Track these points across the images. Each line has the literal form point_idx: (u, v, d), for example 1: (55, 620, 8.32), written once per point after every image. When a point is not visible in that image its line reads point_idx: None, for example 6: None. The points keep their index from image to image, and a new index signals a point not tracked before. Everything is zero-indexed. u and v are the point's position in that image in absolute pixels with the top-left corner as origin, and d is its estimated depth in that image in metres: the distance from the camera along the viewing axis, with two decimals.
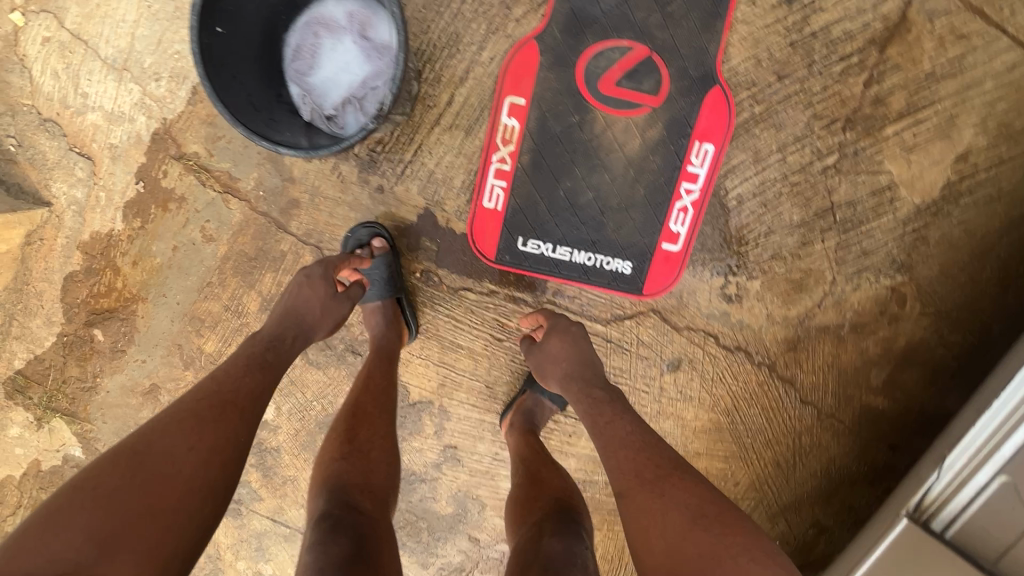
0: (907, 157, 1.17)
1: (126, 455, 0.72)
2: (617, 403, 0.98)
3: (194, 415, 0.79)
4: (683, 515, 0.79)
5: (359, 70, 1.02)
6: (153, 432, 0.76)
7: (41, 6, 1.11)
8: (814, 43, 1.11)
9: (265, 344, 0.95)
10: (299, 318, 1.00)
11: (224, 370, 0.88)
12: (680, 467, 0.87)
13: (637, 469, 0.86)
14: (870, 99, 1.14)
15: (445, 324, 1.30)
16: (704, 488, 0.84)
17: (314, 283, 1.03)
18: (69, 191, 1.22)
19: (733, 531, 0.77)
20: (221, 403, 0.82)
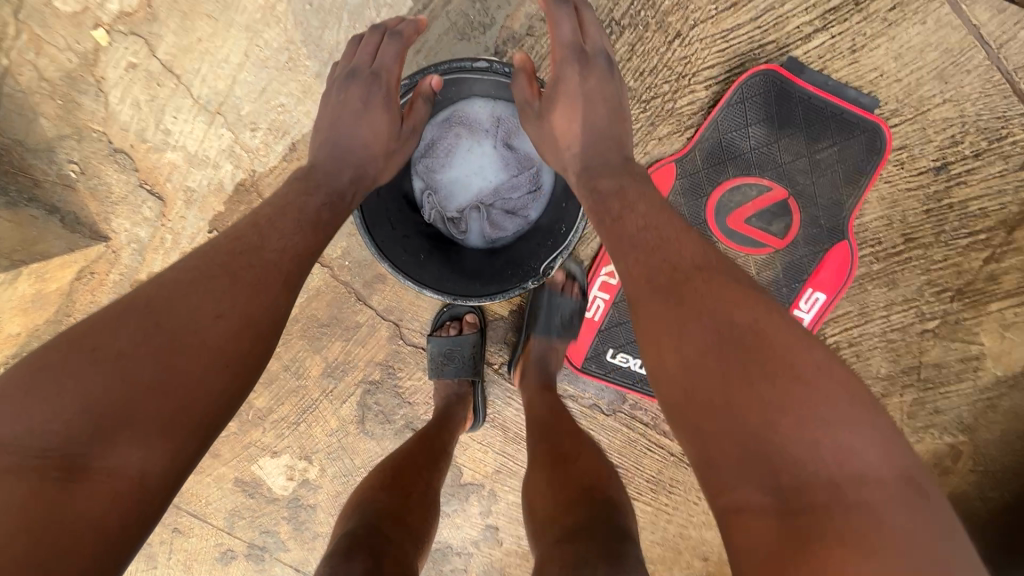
0: (1002, 331, 1.18)
1: (142, 306, 0.55)
2: (633, 180, 0.73)
3: (226, 275, 0.60)
4: (707, 329, 0.55)
5: (493, 177, 0.94)
6: (175, 281, 0.58)
7: (130, 28, 0.96)
8: (949, 214, 1.08)
9: (319, 172, 0.76)
10: (349, 142, 0.80)
11: (267, 222, 0.67)
12: (713, 266, 0.61)
13: (650, 274, 0.61)
14: (985, 275, 1.13)
15: (514, 417, 1.27)
16: (745, 290, 0.58)
17: (369, 112, 0.81)
18: (132, 228, 1.09)
19: (780, 345, 0.52)
20: (260, 264, 0.62)
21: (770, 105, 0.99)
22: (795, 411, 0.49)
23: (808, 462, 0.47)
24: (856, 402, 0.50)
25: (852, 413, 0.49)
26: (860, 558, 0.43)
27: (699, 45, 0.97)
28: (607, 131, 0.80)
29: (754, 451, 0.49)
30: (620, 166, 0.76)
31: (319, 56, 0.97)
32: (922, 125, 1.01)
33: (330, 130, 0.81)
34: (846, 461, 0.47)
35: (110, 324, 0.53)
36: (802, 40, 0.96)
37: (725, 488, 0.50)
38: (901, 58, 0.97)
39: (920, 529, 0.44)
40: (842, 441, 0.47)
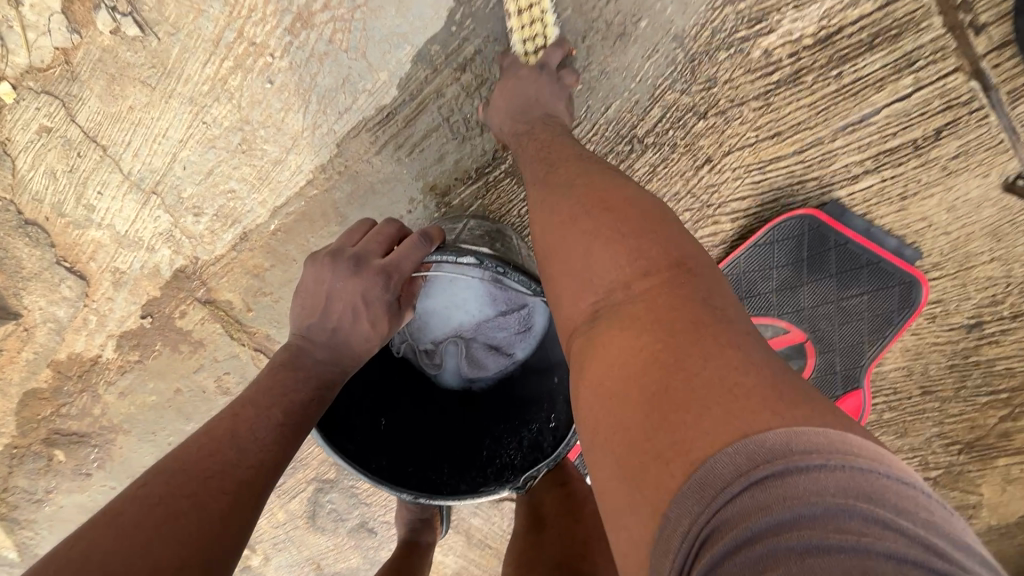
0: (1003, 484, 1.08)
1: (84, 566, 0.42)
2: (545, 128, 0.68)
3: (195, 502, 0.47)
4: (554, 194, 0.57)
5: (478, 312, 0.77)
6: (129, 518, 0.45)
7: (42, 85, 0.77)
8: (974, 371, 0.98)
9: (303, 375, 0.57)
10: (344, 343, 0.58)
11: (245, 416, 0.53)
12: (572, 151, 0.62)
13: (534, 167, 0.64)
14: (999, 432, 1.04)
15: (480, 525, 1.17)
16: (586, 162, 0.60)
17: (374, 312, 0.57)
18: (48, 307, 0.93)
19: (597, 189, 0.54)
20: (234, 477, 0.50)
21: (801, 249, 0.86)
22: (599, 232, 0.50)
23: (611, 273, 0.47)
24: (655, 217, 0.50)
25: (649, 225, 0.49)
26: (635, 332, 0.42)
27: (731, 173, 0.82)
28: (540, 101, 0.70)
29: (577, 278, 0.50)
30: (534, 122, 0.69)
31: (280, 141, 0.81)
32: (964, 281, 0.90)
33: (320, 321, 0.58)
34: (639, 261, 0.47)
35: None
36: (849, 180, 0.83)
37: (566, 322, 0.51)
38: (954, 211, 0.85)
39: (697, 301, 0.43)
40: (638, 246, 0.48)
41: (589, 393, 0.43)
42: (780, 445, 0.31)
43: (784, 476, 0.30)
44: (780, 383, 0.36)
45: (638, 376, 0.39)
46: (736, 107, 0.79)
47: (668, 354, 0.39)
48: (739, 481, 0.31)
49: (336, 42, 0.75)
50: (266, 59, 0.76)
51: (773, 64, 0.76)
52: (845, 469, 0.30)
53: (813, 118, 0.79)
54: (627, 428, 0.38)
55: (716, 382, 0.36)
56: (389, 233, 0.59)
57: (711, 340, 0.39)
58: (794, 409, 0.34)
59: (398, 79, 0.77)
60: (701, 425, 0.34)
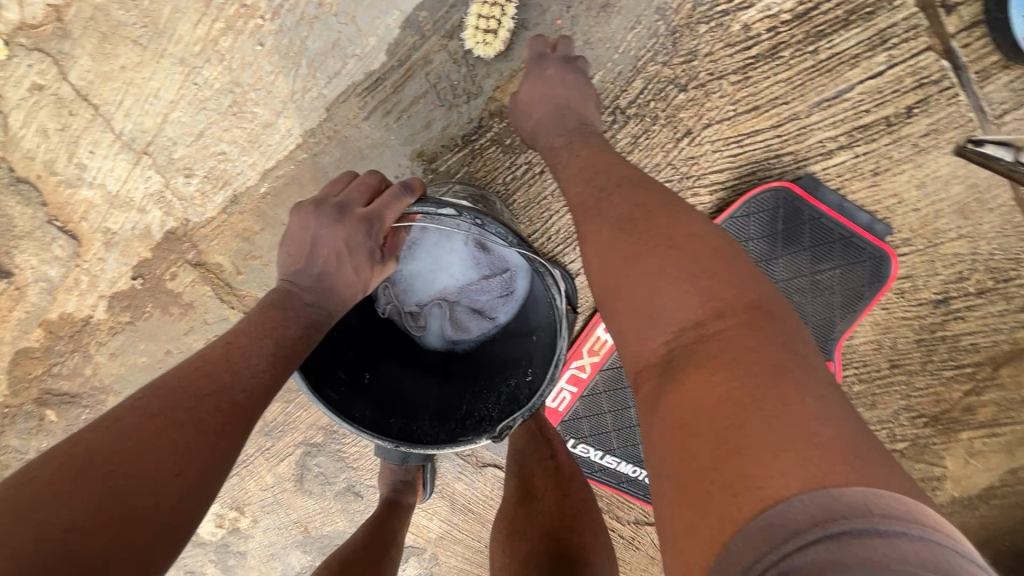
0: (965, 457, 1.13)
1: (87, 464, 0.43)
2: (588, 139, 0.70)
3: (193, 417, 0.49)
4: (613, 220, 0.58)
5: (461, 275, 0.82)
6: (128, 424, 0.46)
7: (34, 42, 0.78)
8: (939, 345, 1.02)
9: (290, 311, 0.59)
10: (329, 287, 0.60)
11: (240, 343, 0.55)
12: (633, 175, 0.63)
13: (586, 181, 0.64)
14: (962, 406, 1.08)
15: (464, 490, 1.20)
16: (652, 188, 0.60)
17: (357, 257, 0.60)
18: (40, 266, 0.94)
19: (670, 222, 0.55)
20: (229, 398, 0.51)
21: (777, 222, 0.89)
22: (667, 269, 0.51)
23: (682, 312, 0.49)
24: (730, 260, 0.52)
25: (725, 268, 0.51)
26: (711, 371, 0.44)
27: (710, 146, 0.85)
28: (564, 103, 0.72)
29: (643, 311, 0.52)
30: (570, 132, 0.72)
31: (270, 104, 0.82)
32: (932, 257, 0.94)
33: (306, 267, 0.60)
34: (714, 304, 0.49)
35: (42, 492, 0.41)
36: (823, 155, 0.86)
37: (633, 348, 0.54)
38: (923, 188, 0.88)
39: (774, 347, 0.45)
40: (710, 288, 0.49)
41: (660, 425, 0.46)
42: (860, 507, 0.34)
43: (862, 538, 0.33)
44: (857, 441, 0.39)
45: (715, 417, 0.42)
46: (715, 81, 0.81)
47: (747, 400, 0.41)
48: (817, 534, 0.34)
49: (326, 6, 0.77)
50: (257, 21, 0.77)
51: (752, 38, 0.79)
52: (924, 541, 0.33)
53: (790, 93, 0.81)
54: (698, 463, 0.41)
55: (797, 433, 0.39)
56: (371, 183, 0.61)
57: (792, 392, 0.41)
58: (872, 471, 0.37)
59: (387, 45, 0.79)
60: (782, 476, 0.37)
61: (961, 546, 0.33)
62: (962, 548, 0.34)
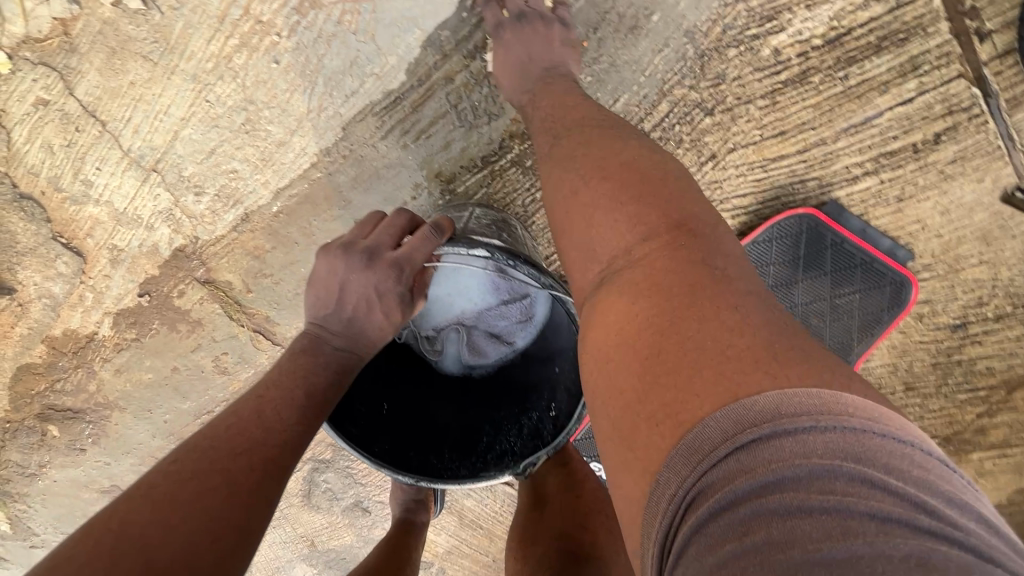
0: (975, 477, 1.14)
1: (125, 535, 0.44)
2: (552, 85, 0.68)
3: (227, 478, 0.49)
4: (558, 168, 0.59)
5: (479, 299, 0.79)
6: (166, 490, 0.47)
7: (39, 56, 0.75)
8: (955, 368, 1.01)
9: (319, 354, 0.58)
10: (358, 331, 0.58)
11: (271, 398, 0.55)
12: (578, 115, 0.63)
13: (546, 131, 0.64)
14: (975, 427, 1.08)
15: (473, 506, 1.19)
16: (591, 128, 0.60)
17: (387, 302, 0.57)
18: (43, 283, 0.92)
19: (603, 158, 0.55)
20: (263, 456, 0.52)
21: (799, 247, 0.88)
22: (598, 208, 0.52)
23: (616, 245, 0.50)
24: (659, 184, 0.51)
25: (656, 194, 0.51)
26: (635, 302, 0.45)
27: (734, 171, 0.83)
28: (531, 66, 0.70)
29: (584, 254, 0.53)
30: (536, 86, 0.69)
31: (284, 122, 0.79)
32: (952, 283, 0.93)
33: (335, 311, 0.59)
34: (642, 233, 0.49)
35: (83, 565, 0.42)
36: (848, 181, 0.84)
37: (579, 293, 0.55)
38: (947, 214, 0.87)
39: (695, 269, 0.45)
40: (639, 214, 0.50)
41: (594, 358, 0.47)
42: (767, 409, 0.35)
43: (771, 441, 0.34)
44: (776, 345, 0.40)
45: (638, 347, 0.43)
46: (742, 105, 0.79)
47: (665, 325, 0.42)
48: (726, 447, 0.34)
49: (345, 24, 0.74)
50: (272, 38, 0.74)
51: (781, 63, 0.77)
52: (834, 432, 0.33)
53: (817, 118, 0.80)
54: (628, 395, 0.42)
55: (713, 349, 0.39)
56: (400, 224, 0.59)
57: (711, 309, 0.42)
58: (786, 372, 0.37)
59: (407, 64, 0.76)
60: (696, 394, 0.38)
61: (878, 430, 0.34)
62: (884, 433, 0.34)
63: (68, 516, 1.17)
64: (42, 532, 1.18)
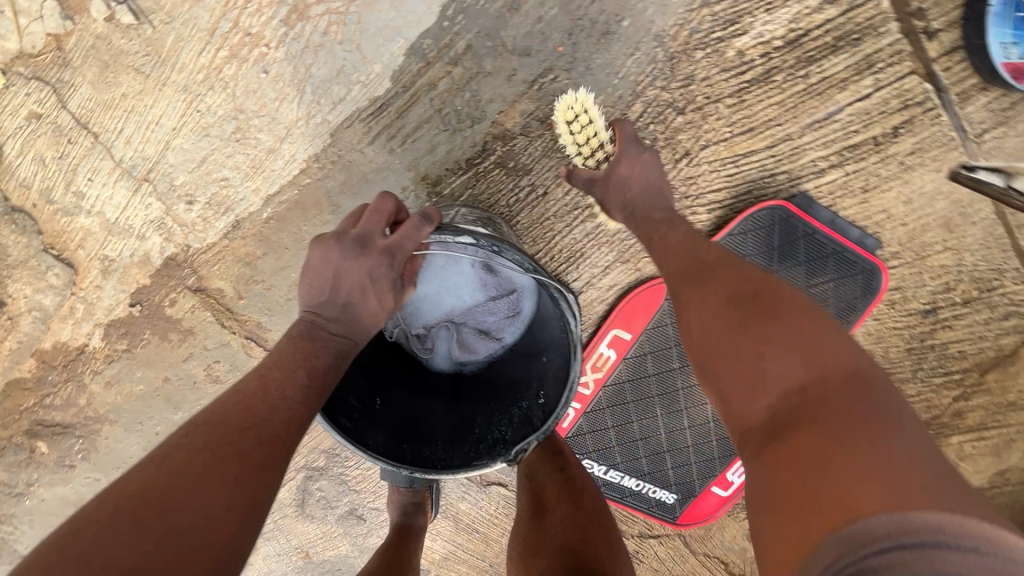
0: (955, 461, 1.19)
1: (142, 505, 0.44)
2: (694, 229, 0.71)
3: (238, 450, 0.50)
4: (711, 288, 0.62)
5: (468, 296, 0.83)
6: (180, 461, 0.48)
7: (33, 71, 0.77)
8: (929, 353, 1.05)
9: (313, 342, 0.59)
10: (354, 318, 0.60)
11: (275, 376, 0.56)
12: (708, 250, 0.67)
13: (681, 253, 0.68)
14: (952, 411, 1.12)
15: (468, 510, 1.19)
16: (733, 261, 0.64)
17: (380, 288, 0.60)
18: (34, 295, 0.92)
19: (758, 289, 0.58)
20: (271, 430, 0.53)
21: (773, 238, 0.92)
22: (753, 324, 0.55)
23: (773, 362, 0.52)
24: (812, 317, 0.55)
25: (810, 325, 0.54)
26: (799, 417, 0.47)
27: (707, 167, 0.87)
28: (658, 185, 0.76)
29: (732, 363, 0.55)
30: (667, 212, 0.74)
31: (274, 130, 0.82)
32: (920, 269, 0.97)
33: (329, 298, 0.60)
34: (804, 356, 0.51)
35: (101, 536, 0.42)
36: (815, 174, 0.88)
37: (721, 397, 0.56)
38: (910, 203, 0.91)
39: (855, 392, 0.47)
40: (799, 338, 0.52)
41: (754, 462, 0.49)
42: (933, 524, 0.37)
43: (931, 547, 0.36)
44: (934, 474, 0.41)
45: (802, 455, 0.45)
46: (712, 104, 0.83)
47: (830, 438, 0.44)
48: (891, 545, 0.37)
49: (331, 34, 0.77)
50: (262, 50, 0.77)
51: (746, 63, 0.82)
52: (994, 551, 0.36)
53: (783, 115, 0.84)
54: (791, 498, 0.44)
55: (876, 466, 0.41)
56: (387, 209, 0.61)
57: (874, 428, 0.44)
58: (948, 496, 0.39)
59: (391, 71, 0.80)
60: (863, 500, 0.39)
61: None
62: None
63: None
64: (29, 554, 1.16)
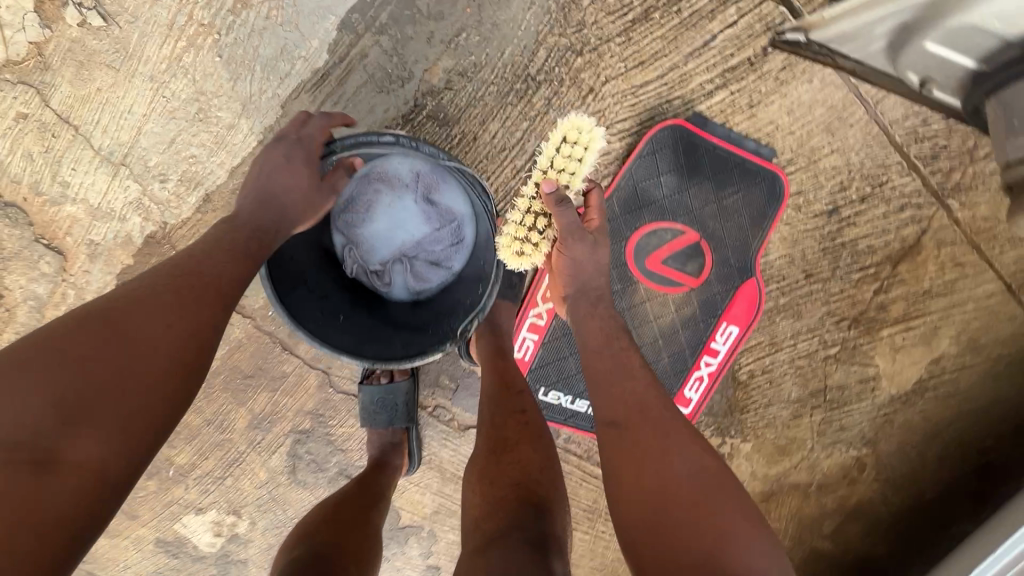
0: (892, 354, 1.30)
1: (107, 320, 0.58)
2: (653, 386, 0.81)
3: (173, 289, 0.63)
4: (671, 458, 0.71)
5: (415, 230, 0.94)
6: (127, 298, 0.61)
7: (19, 77, 0.90)
8: (842, 251, 1.18)
9: (246, 221, 0.76)
10: (284, 192, 0.80)
11: (212, 249, 0.70)
12: (665, 413, 0.77)
13: (645, 407, 0.78)
14: (876, 304, 1.24)
15: (450, 458, 1.27)
16: (693, 437, 0.75)
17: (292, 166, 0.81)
18: (27, 285, 1.02)
19: (716, 480, 0.69)
20: (203, 278, 0.66)
21: (679, 156, 1.05)
22: (711, 512, 0.65)
23: (718, 550, 0.62)
24: (753, 518, 0.66)
25: (752, 527, 0.65)
26: None
27: (611, 99, 1.01)
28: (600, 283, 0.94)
29: (681, 533, 0.64)
30: (615, 328, 0.90)
31: (232, 108, 0.95)
32: (814, 172, 1.11)
33: (263, 185, 0.80)
34: (746, 557, 0.62)
35: (77, 337, 0.56)
36: (705, 95, 1.03)
37: (653, 551, 0.64)
38: (792, 113, 1.06)
39: None
40: (744, 539, 0.63)
41: None
42: None
43: None
44: None
45: None
46: (604, 44, 0.99)
47: None
48: None
49: (273, 19, 0.92)
50: (215, 37, 0.91)
51: (626, 7, 0.98)
52: None
53: (666, 47, 0.99)
54: None
55: None
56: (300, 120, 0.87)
57: None
58: None
59: (327, 45, 0.94)
60: None
61: None
62: None
63: None
64: None
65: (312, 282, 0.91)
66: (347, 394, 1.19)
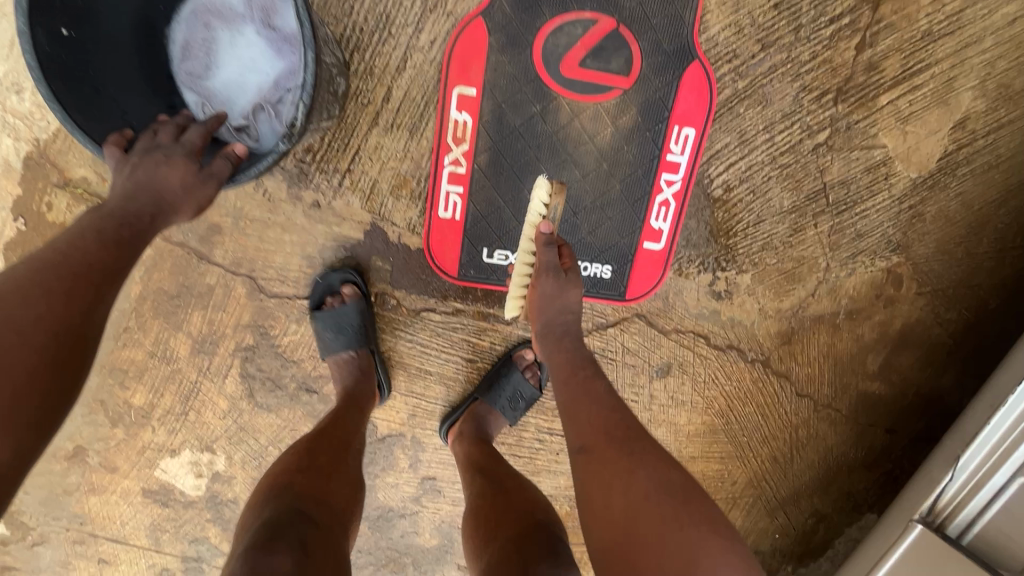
0: (902, 128, 1.06)
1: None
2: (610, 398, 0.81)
3: (40, 284, 0.60)
4: (648, 480, 0.69)
5: (267, 67, 0.88)
6: None
7: None
8: (801, 4, 0.98)
9: (113, 213, 0.71)
10: (161, 181, 0.75)
11: (80, 236, 0.67)
12: (629, 432, 0.76)
13: (606, 426, 0.76)
14: (863, 65, 1.02)
15: (410, 351, 1.16)
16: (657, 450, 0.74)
17: (174, 162, 0.77)
18: None
19: (689, 500, 0.68)
20: (79, 271, 0.64)
21: None
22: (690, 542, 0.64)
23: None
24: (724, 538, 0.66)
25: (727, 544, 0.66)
26: None
27: None
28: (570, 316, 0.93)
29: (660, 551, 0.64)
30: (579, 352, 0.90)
31: None
32: None
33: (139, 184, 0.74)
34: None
35: None
36: None
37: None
38: None
39: None
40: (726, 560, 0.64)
41: None
42: None
43: None
44: None
45: None
46: None
47: None
48: None
49: None
50: None
51: None
52: None
53: None
54: None
55: None
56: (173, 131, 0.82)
57: None
58: None
59: None
60: None
61: None
62: None
63: (53, 497, 1.23)
64: (39, 522, 1.23)
65: (136, 126, 0.85)
66: (278, 295, 1.10)
